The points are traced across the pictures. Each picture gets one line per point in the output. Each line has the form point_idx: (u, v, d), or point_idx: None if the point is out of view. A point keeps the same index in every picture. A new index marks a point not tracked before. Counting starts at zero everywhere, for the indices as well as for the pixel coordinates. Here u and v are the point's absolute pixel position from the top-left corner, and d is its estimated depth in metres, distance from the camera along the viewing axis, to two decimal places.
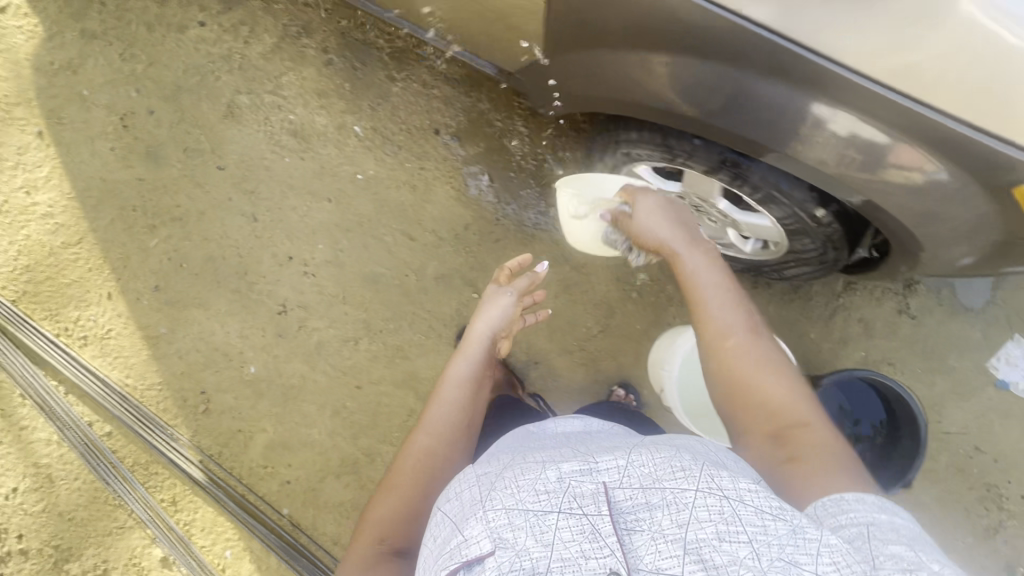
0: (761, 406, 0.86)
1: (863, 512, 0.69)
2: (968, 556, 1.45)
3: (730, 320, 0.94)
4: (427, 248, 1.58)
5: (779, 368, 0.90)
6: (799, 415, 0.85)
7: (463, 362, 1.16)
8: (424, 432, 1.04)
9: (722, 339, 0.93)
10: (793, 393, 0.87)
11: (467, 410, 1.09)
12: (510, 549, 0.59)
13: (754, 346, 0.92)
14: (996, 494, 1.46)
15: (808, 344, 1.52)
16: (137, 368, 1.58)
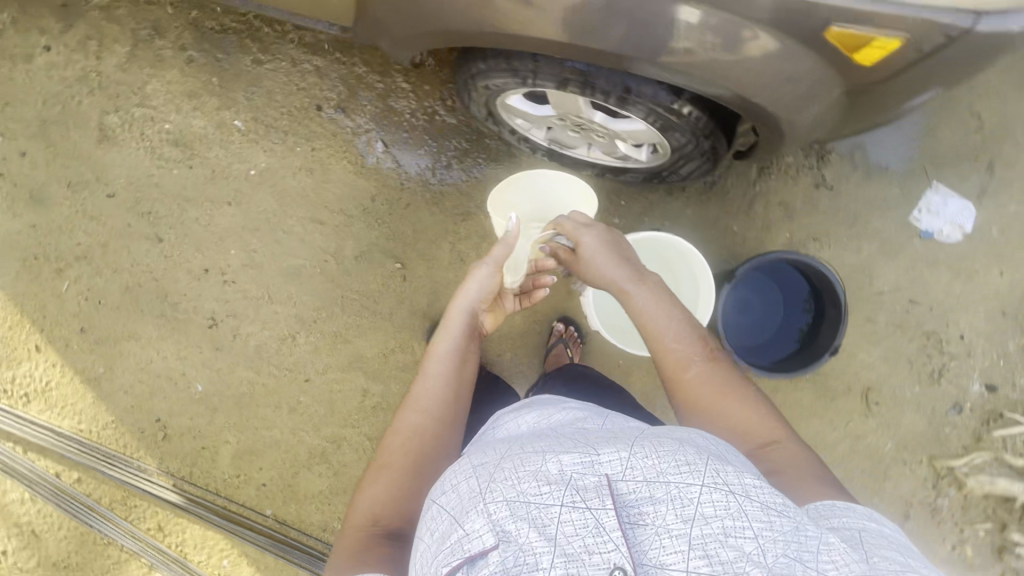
0: (729, 425, 0.82)
1: (852, 517, 0.64)
2: (920, 403, 1.50)
3: (682, 342, 0.90)
4: (339, 228, 1.55)
5: (739, 385, 0.86)
6: (769, 430, 0.80)
7: (449, 335, 1.00)
8: (414, 409, 0.92)
9: (678, 366, 0.88)
10: (758, 408, 0.83)
11: (460, 388, 0.96)
12: (513, 543, 0.50)
13: (711, 366, 0.88)
14: (937, 340, 1.50)
15: (734, 238, 1.52)
16: (86, 411, 1.58)
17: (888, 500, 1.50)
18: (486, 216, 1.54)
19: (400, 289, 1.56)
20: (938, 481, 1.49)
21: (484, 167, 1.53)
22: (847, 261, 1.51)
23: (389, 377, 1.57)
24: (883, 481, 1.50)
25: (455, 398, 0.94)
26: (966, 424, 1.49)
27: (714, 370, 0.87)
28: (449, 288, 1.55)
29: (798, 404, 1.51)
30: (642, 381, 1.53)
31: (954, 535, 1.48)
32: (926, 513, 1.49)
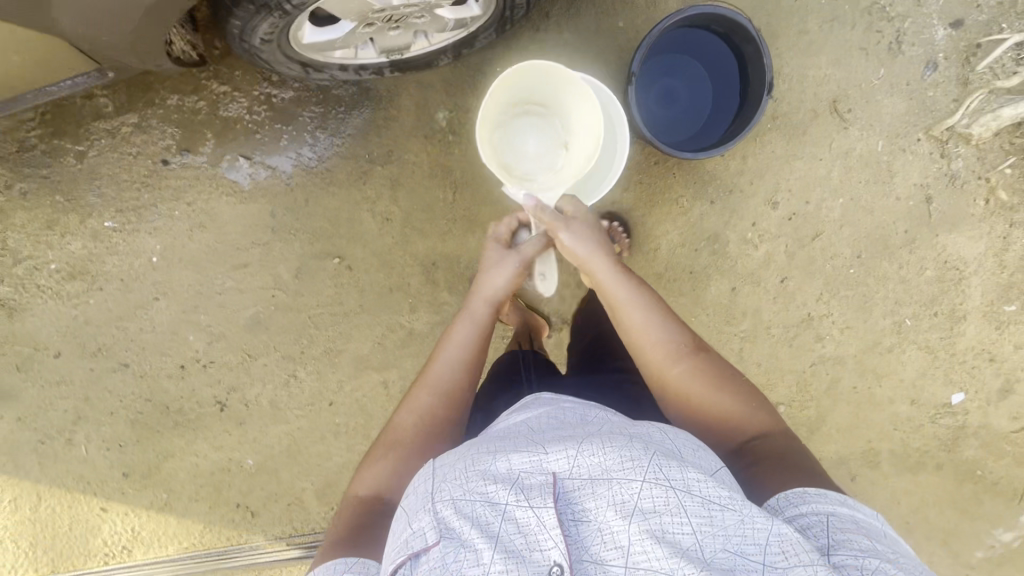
0: (718, 419, 0.90)
1: (824, 505, 0.71)
2: (894, 84, 1.35)
3: (667, 336, 0.96)
4: (265, 259, 1.48)
5: (726, 380, 0.93)
6: (755, 427, 0.88)
7: (472, 322, 1.02)
8: (428, 391, 0.97)
9: (665, 361, 0.94)
10: (743, 403, 0.90)
11: (470, 382, 1.00)
12: (455, 540, 0.58)
13: (699, 360, 0.94)
14: (880, 9, 1.32)
15: (624, 35, 1.35)
16: (180, 530, 1.66)
17: (904, 195, 1.42)
18: (383, 165, 1.43)
19: (353, 280, 1.50)
20: (945, 149, 1.37)
21: (350, 120, 1.40)
22: None
23: (398, 360, 1.56)
24: (891, 180, 1.41)
25: (462, 391, 0.98)
26: (949, 76, 1.34)
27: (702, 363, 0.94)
28: (395, 252, 1.48)
29: (773, 159, 1.41)
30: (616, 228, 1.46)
31: (981, 189, 1.40)
32: (945, 185, 1.40)
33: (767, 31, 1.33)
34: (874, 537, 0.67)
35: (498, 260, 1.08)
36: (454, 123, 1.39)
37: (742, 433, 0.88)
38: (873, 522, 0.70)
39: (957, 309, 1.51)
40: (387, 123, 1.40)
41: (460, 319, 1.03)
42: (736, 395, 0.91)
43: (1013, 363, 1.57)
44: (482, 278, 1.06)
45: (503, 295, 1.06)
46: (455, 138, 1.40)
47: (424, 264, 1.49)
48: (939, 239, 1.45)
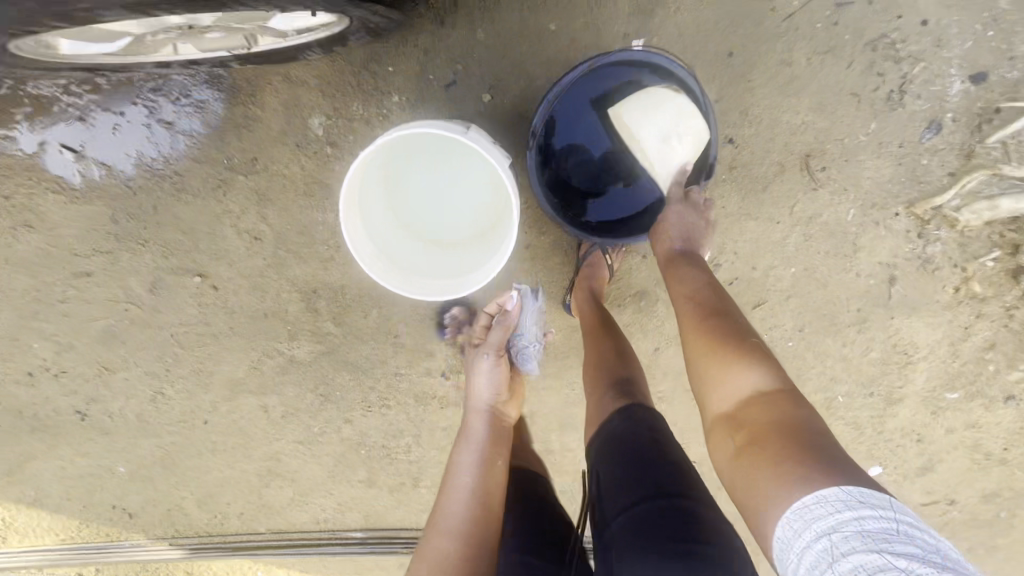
0: (728, 394, 0.83)
1: (826, 520, 0.62)
2: (883, 143, 1.08)
3: (696, 297, 0.92)
4: (111, 270, 1.24)
5: (744, 345, 0.84)
6: (765, 410, 0.78)
7: (471, 442, 1.01)
8: (445, 532, 0.90)
9: (690, 330, 0.90)
10: (755, 374, 0.81)
11: (495, 498, 0.94)
12: None
13: (717, 329, 0.87)
14: (886, 46, 1.03)
15: (556, 41, 1.03)
16: (55, 524, 1.59)
17: (866, 272, 1.21)
18: (248, 174, 1.15)
19: (220, 300, 1.28)
20: (925, 229, 1.14)
21: (198, 117, 1.12)
22: None
23: (278, 386, 1.40)
24: (854, 255, 1.19)
25: (488, 510, 0.92)
26: (951, 142, 1.08)
27: (720, 330, 0.87)
28: (268, 275, 1.25)
29: (722, 217, 1.16)
30: (529, 272, 1.25)
31: (953, 277, 1.20)
32: (914, 267, 1.19)
33: (738, 59, 1.04)
34: (886, 551, 0.58)
35: (474, 363, 1.08)
36: (333, 133, 1.11)
37: (748, 417, 0.79)
38: (895, 527, 0.60)
39: (895, 391, 1.37)
40: (248, 124, 1.11)
41: (461, 444, 1.01)
42: (747, 374, 0.81)
43: (941, 446, 1.46)
44: (470, 393, 1.07)
45: (495, 396, 1.06)
46: (335, 152, 1.12)
47: (304, 291, 1.28)
48: (894, 322, 1.27)
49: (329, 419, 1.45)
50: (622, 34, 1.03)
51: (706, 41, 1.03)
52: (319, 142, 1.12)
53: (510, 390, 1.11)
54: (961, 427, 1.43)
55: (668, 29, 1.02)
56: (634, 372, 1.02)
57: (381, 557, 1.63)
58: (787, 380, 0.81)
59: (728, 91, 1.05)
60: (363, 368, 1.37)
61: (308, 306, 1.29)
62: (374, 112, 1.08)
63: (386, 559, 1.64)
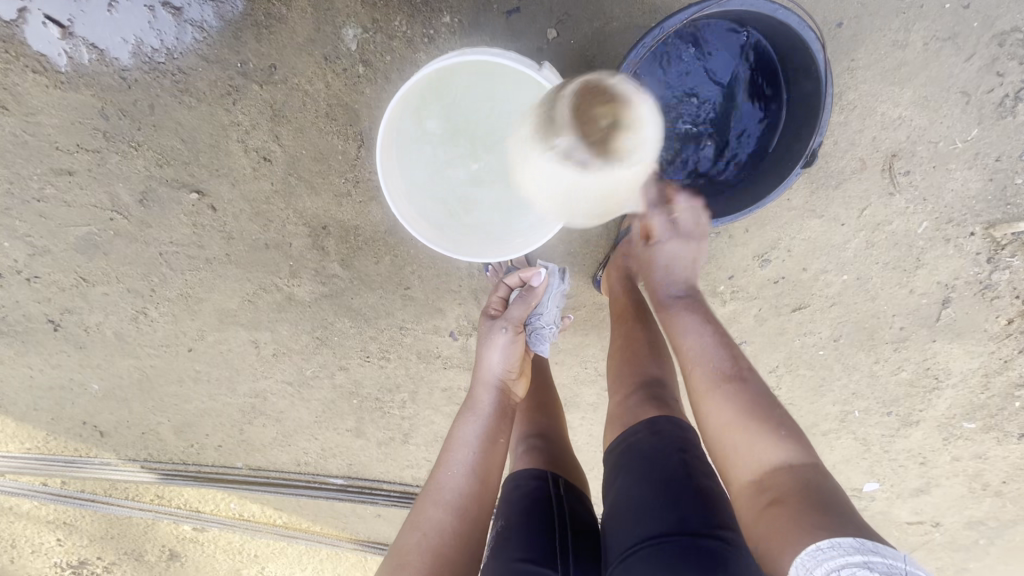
0: (743, 457, 0.70)
1: (837, 561, 0.53)
2: (980, 153, 0.97)
3: (712, 357, 0.79)
4: (96, 171, 1.10)
5: (773, 415, 0.72)
6: (784, 477, 0.66)
7: (477, 415, 0.84)
8: (435, 501, 0.77)
9: (702, 392, 0.77)
10: (780, 446, 0.69)
11: (490, 480, 0.80)
12: None
13: (735, 394, 0.74)
14: (1014, 43, 0.90)
15: None
16: (20, 433, 1.51)
17: (920, 290, 1.12)
18: (263, 84, 1.00)
19: (216, 222, 1.15)
20: (996, 254, 1.06)
21: (211, 7, 0.95)
22: None
23: (271, 323, 1.29)
24: (913, 271, 1.10)
25: (481, 494, 0.78)
26: None
27: (736, 391, 0.75)
28: (273, 203, 1.12)
29: (784, 210, 1.06)
30: (562, 238, 1.15)
31: (1009, 308, 1.12)
32: (973, 293, 1.11)
33: (847, 31, 0.90)
34: None
35: (490, 332, 0.87)
36: (368, 50, 0.96)
37: (771, 483, 0.66)
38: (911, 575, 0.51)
39: (914, 414, 1.33)
40: (270, 24, 0.95)
41: (464, 415, 0.84)
42: (764, 433, 0.70)
43: (943, 472, 1.44)
44: (479, 363, 0.87)
45: (509, 373, 0.86)
46: (367, 73, 0.98)
47: (312, 227, 1.15)
48: (934, 345, 1.20)
49: (322, 364, 1.35)
50: None
51: (816, 4, 0.89)
52: (350, 58, 0.97)
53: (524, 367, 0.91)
54: (967, 456, 1.40)
55: None
56: (666, 375, 0.92)
57: (358, 505, 1.59)
58: (813, 454, 0.69)
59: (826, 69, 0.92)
60: (366, 317, 1.27)
61: (315, 243, 1.17)
62: (420, 32, 0.93)
63: (363, 508, 1.60)
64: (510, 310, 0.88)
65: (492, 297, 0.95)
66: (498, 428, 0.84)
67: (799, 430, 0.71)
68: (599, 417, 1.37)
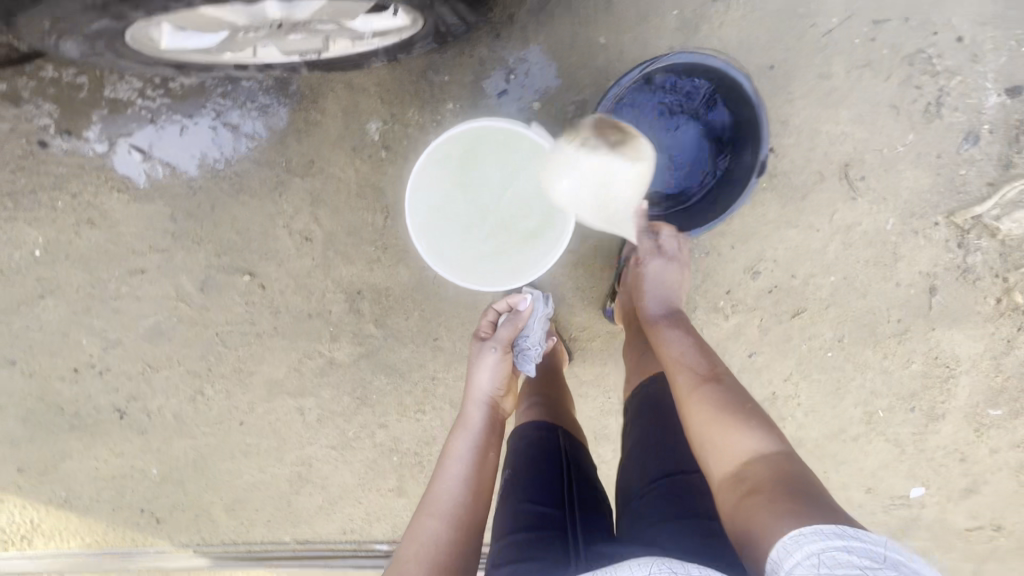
0: (722, 449, 0.78)
1: (814, 542, 0.58)
2: (921, 152, 1.11)
3: (692, 362, 0.90)
4: (165, 265, 1.29)
5: (743, 410, 0.81)
6: (764, 463, 0.74)
7: (468, 430, 0.95)
8: (431, 514, 0.84)
9: (684, 393, 0.87)
10: (757, 436, 0.77)
11: (483, 488, 0.89)
12: None
13: (711, 392, 0.84)
14: (923, 61, 1.06)
15: (605, 53, 1.08)
16: (82, 528, 1.57)
17: (906, 282, 1.22)
18: (303, 175, 1.20)
19: (266, 300, 1.32)
20: (965, 239, 1.16)
21: (262, 121, 1.18)
22: (766, 11, 1.06)
23: (315, 388, 1.41)
24: (894, 264, 1.20)
25: (474, 502, 0.87)
26: (989, 153, 1.09)
27: (712, 391, 0.84)
28: (315, 276, 1.29)
29: (761, 225, 1.19)
30: (569, 275, 1.29)
31: (994, 288, 1.20)
32: (954, 278, 1.20)
33: (780, 70, 1.08)
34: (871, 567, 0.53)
35: (480, 353, 1.01)
36: (388, 138, 1.16)
37: (749, 472, 0.73)
38: (891, 556, 0.54)
39: (937, 407, 1.35)
40: (308, 129, 1.17)
41: (457, 431, 0.95)
42: (744, 427, 0.78)
43: (987, 467, 1.42)
44: (469, 383, 1.00)
45: (496, 390, 1.00)
46: (389, 157, 1.17)
47: (348, 293, 1.31)
48: (934, 333, 1.27)
49: (363, 424, 1.45)
50: (669, 46, 1.07)
51: (749, 54, 1.07)
52: (373, 147, 1.17)
53: (509, 385, 1.04)
54: (1005, 446, 1.40)
55: (714, 42, 1.06)
56: None
57: None
58: (789, 446, 0.76)
59: (770, 102, 1.10)
60: (401, 372, 1.38)
61: (352, 307, 1.32)
62: (430, 119, 1.14)
63: None
64: (499, 332, 1.03)
65: (477, 327, 1.08)
66: (488, 444, 0.94)
67: (777, 427, 0.79)
68: None
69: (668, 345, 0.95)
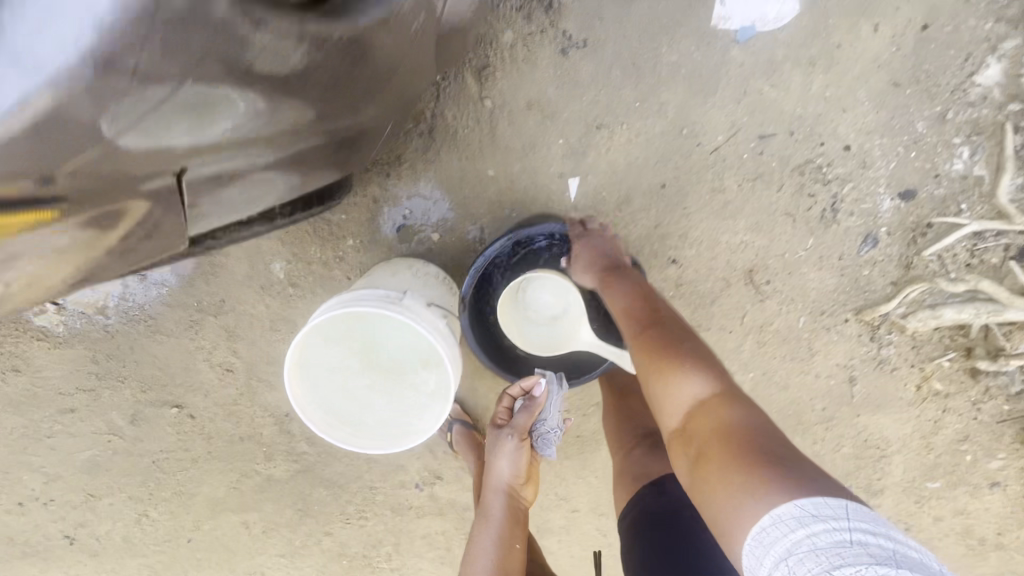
0: (669, 399, 0.76)
1: (778, 541, 0.55)
2: (822, 255, 1.10)
3: (627, 308, 0.88)
4: (94, 403, 1.30)
5: (683, 350, 0.78)
6: (711, 411, 0.71)
7: (489, 525, 0.95)
8: None
9: (628, 342, 0.85)
10: (700, 379, 0.75)
11: None
12: None
13: (651, 336, 0.82)
14: (815, 170, 1.04)
15: (495, 184, 1.07)
16: None
17: (824, 374, 1.21)
18: (217, 313, 1.21)
19: (197, 428, 1.33)
20: (876, 333, 1.15)
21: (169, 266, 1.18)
22: (652, 132, 1.03)
23: (257, 503, 1.42)
24: (810, 359, 1.20)
25: None
26: (890, 255, 1.08)
27: (652, 333, 0.82)
28: (241, 403, 1.30)
29: None
30: (490, 385, 1.29)
31: (912, 375, 1.19)
32: (872, 368, 1.19)
33: (672, 188, 1.07)
34: (838, 568, 0.49)
35: (498, 441, 1.00)
36: (293, 275, 1.17)
37: (698, 426, 0.71)
38: (855, 539, 0.51)
39: (874, 483, 1.35)
40: (214, 270, 1.17)
41: (479, 528, 0.96)
42: (686, 373, 0.76)
43: (933, 534, 1.41)
44: (489, 470, 1.00)
45: (516, 478, 0.98)
46: (296, 292, 1.18)
47: (277, 415, 1.32)
48: (860, 418, 1.26)
49: (309, 532, 1.46)
50: (558, 173, 1.06)
51: (639, 175, 1.06)
52: (281, 284, 1.17)
53: (530, 471, 1.02)
54: (950, 514, 1.38)
55: (602, 166, 1.06)
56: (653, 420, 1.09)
57: None
58: (734, 387, 0.74)
59: (665, 219, 1.09)
60: (339, 483, 1.40)
61: (283, 429, 1.33)
62: (331, 256, 1.14)
63: None
64: (515, 418, 1.00)
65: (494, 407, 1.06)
66: (509, 538, 0.94)
67: (722, 369, 0.76)
68: (574, 539, 1.42)
69: (610, 296, 0.92)
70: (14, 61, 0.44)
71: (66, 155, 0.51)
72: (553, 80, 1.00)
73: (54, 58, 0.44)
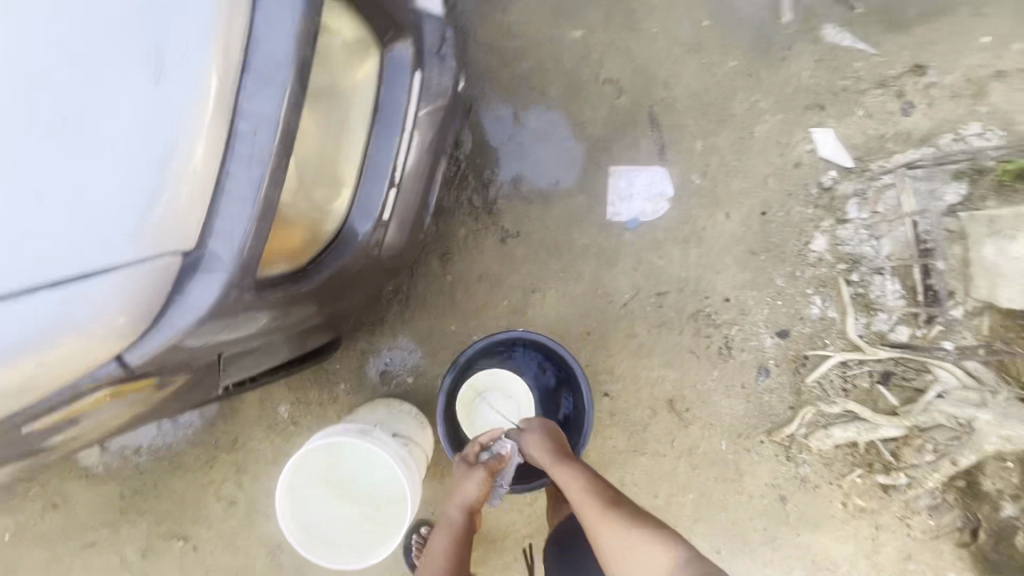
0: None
1: None
2: (728, 385, 1.33)
3: (588, 488, 0.89)
4: (114, 536, 1.48)
5: (649, 525, 0.81)
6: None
7: (448, 537, 0.94)
8: None
9: (594, 527, 0.85)
10: (670, 549, 0.76)
11: None
12: None
13: (618, 519, 0.83)
14: (706, 317, 1.32)
15: (457, 336, 1.37)
16: None
17: (756, 493, 1.35)
18: (230, 450, 1.44)
19: (198, 560, 1.47)
20: (790, 452, 1.32)
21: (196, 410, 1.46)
22: (574, 293, 1.35)
23: None
24: (739, 479, 1.35)
25: None
26: (781, 383, 1.31)
27: (619, 512, 0.84)
28: (241, 533, 1.46)
29: (614, 455, 1.37)
30: None
31: (834, 492, 1.33)
32: (796, 486, 1.34)
33: (595, 334, 1.35)
34: None
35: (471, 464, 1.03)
36: (295, 415, 1.42)
37: None
38: None
39: None
40: (232, 413, 1.43)
41: (438, 537, 0.95)
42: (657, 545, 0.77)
43: None
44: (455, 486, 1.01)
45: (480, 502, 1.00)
46: (296, 429, 1.42)
47: (271, 545, 1.47)
48: (801, 537, 1.36)
49: None
50: (505, 325, 1.36)
51: (569, 326, 1.35)
52: (285, 423, 1.42)
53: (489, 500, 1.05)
54: None
55: (539, 320, 1.36)
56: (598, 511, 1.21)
57: None
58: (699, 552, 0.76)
59: (594, 359, 1.35)
60: None
61: (274, 559, 1.47)
62: (327, 398, 1.41)
63: None
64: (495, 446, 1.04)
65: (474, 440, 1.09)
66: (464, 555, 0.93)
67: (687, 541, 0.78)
68: None
69: (567, 481, 0.92)
70: (155, 320, 0.65)
71: (173, 359, 0.72)
72: (496, 260, 1.35)
73: (183, 315, 0.65)
